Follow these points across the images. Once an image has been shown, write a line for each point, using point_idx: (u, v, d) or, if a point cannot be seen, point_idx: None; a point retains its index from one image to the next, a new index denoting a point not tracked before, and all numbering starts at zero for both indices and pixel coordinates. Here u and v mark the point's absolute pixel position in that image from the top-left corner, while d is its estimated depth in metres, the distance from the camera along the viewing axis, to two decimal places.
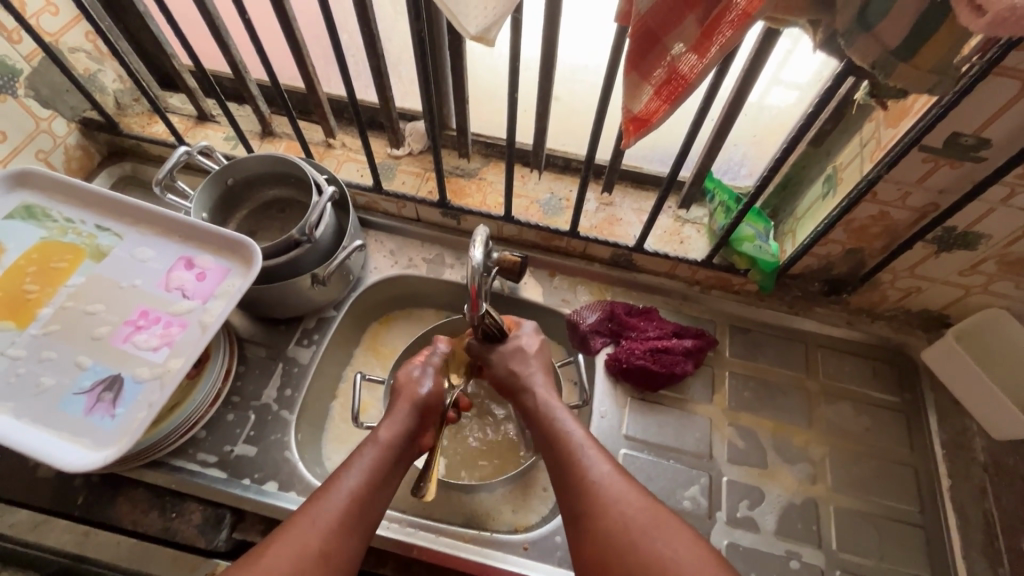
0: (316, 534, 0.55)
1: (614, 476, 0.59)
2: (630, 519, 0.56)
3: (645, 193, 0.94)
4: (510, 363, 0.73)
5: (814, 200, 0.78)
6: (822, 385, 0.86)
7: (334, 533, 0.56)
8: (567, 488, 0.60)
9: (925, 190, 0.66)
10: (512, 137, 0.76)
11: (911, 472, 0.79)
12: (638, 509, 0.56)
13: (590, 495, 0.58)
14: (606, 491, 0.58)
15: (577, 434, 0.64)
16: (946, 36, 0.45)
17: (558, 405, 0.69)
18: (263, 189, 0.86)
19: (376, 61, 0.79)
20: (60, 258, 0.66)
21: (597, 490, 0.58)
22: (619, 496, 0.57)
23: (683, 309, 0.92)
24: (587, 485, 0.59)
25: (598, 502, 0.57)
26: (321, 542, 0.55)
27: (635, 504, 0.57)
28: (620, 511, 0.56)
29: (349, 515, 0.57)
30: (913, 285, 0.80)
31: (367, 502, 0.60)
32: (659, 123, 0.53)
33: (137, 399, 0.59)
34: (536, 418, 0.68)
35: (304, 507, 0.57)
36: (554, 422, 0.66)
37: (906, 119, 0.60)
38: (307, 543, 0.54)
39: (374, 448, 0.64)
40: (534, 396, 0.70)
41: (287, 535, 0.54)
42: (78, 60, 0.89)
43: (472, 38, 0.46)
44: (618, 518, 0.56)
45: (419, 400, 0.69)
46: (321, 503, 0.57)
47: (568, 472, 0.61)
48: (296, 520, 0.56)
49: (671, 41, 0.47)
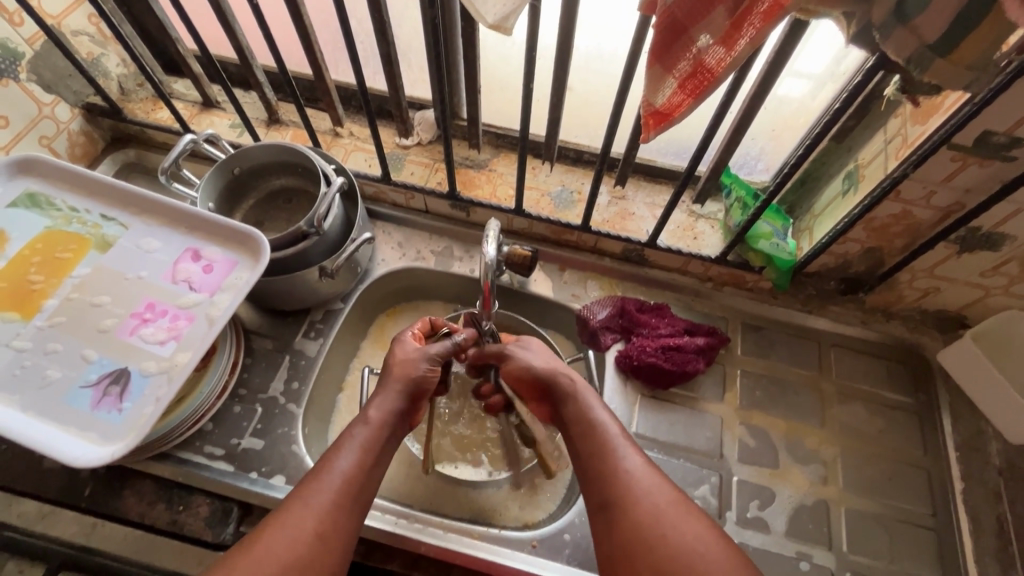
0: (315, 517, 0.54)
1: (647, 470, 0.59)
2: (663, 512, 0.55)
3: (658, 186, 0.92)
4: (535, 354, 0.69)
5: (834, 197, 0.76)
6: (835, 385, 0.84)
7: (332, 514, 0.55)
8: (598, 477, 0.59)
9: (951, 189, 0.64)
10: (525, 129, 0.74)
11: (923, 475, 0.79)
12: (667, 502, 0.56)
13: (625, 486, 0.57)
14: (640, 484, 0.57)
15: (611, 425, 0.63)
16: (987, 31, 0.43)
17: (590, 391, 0.66)
18: (270, 178, 0.85)
19: (386, 48, 0.76)
20: (65, 247, 0.65)
21: (629, 483, 0.57)
22: (650, 490, 0.57)
23: (695, 306, 0.90)
24: (620, 476, 0.58)
25: (632, 494, 0.57)
26: (319, 524, 0.54)
27: (665, 497, 0.57)
28: (651, 503, 0.56)
29: (347, 497, 0.56)
30: (932, 285, 0.78)
31: (364, 485, 0.58)
32: (681, 117, 0.51)
33: (144, 394, 0.58)
34: (568, 402, 0.66)
35: (301, 489, 0.56)
36: (587, 409, 0.64)
37: (936, 115, 0.58)
38: (306, 526, 0.53)
39: (368, 428, 0.62)
40: (566, 379, 0.67)
41: (289, 516, 0.53)
42: (80, 44, 0.87)
43: (490, 26, 0.44)
44: (652, 510, 0.55)
45: (413, 381, 0.66)
46: (319, 484, 0.56)
47: (602, 460, 0.60)
48: (292, 502, 0.55)
49: (697, 33, 0.45)
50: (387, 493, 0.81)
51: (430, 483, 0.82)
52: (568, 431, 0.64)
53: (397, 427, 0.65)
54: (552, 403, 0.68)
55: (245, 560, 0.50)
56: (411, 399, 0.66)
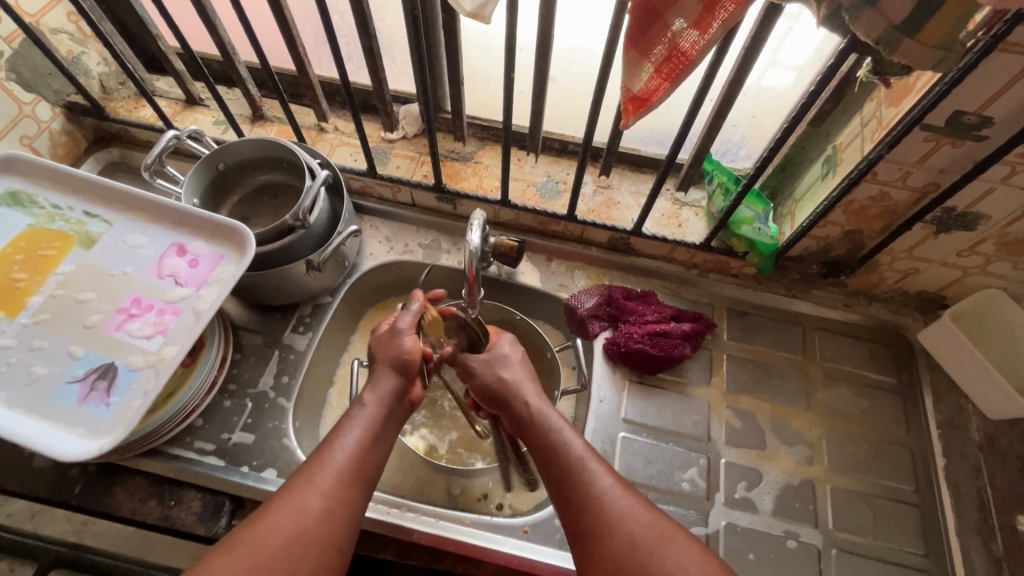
0: (321, 495, 0.54)
1: (620, 492, 0.57)
2: (639, 537, 0.54)
3: (643, 175, 0.93)
4: (492, 374, 0.70)
5: (813, 181, 0.78)
6: (819, 368, 0.86)
7: (340, 491, 0.55)
8: (570, 505, 0.58)
9: (926, 170, 0.65)
10: (509, 119, 0.74)
11: (906, 452, 0.80)
12: (646, 525, 0.55)
13: (597, 512, 0.56)
14: (613, 509, 0.56)
15: (577, 446, 0.61)
16: (952, 9, 0.44)
17: (550, 414, 0.65)
18: (256, 174, 0.85)
19: (368, 41, 0.76)
20: (48, 245, 0.65)
21: (602, 507, 0.56)
22: (626, 513, 0.55)
23: (681, 293, 0.91)
24: (589, 502, 0.56)
25: (604, 522, 0.55)
26: (325, 501, 0.54)
27: (642, 521, 0.55)
28: (627, 529, 0.54)
29: (354, 474, 0.57)
30: (911, 266, 0.80)
31: (367, 461, 0.59)
32: (659, 102, 0.52)
33: (132, 387, 0.58)
34: (530, 428, 0.65)
35: (302, 471, 0.56)
36: (550, 434, 0.63)
37: (909, 97, 0.59)
38: (312, 503, 0.53)
39: (373, 408, 0.63)
40: (524, 403, 0.66)
41: (295, 494, 0.54)
42: (60, 42, 0.86)
43: (467, 14, 0.46)
44: (624, 537, 0.54)
45: (399, 357, 0.67)
46: (324, 465, 0.56)
47: (573, 487, 0.58)
48: (295, 481, 0.55)
49: (672, 17, 0.46)
50: (380, 485, 0.81)
51: (423, 474, 0.82)
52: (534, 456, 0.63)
53: (398, 407, 0.65)
54: (516, 430, 0.67)
55: (250, 533, 0.51)
56: (404, 374, 0.66)
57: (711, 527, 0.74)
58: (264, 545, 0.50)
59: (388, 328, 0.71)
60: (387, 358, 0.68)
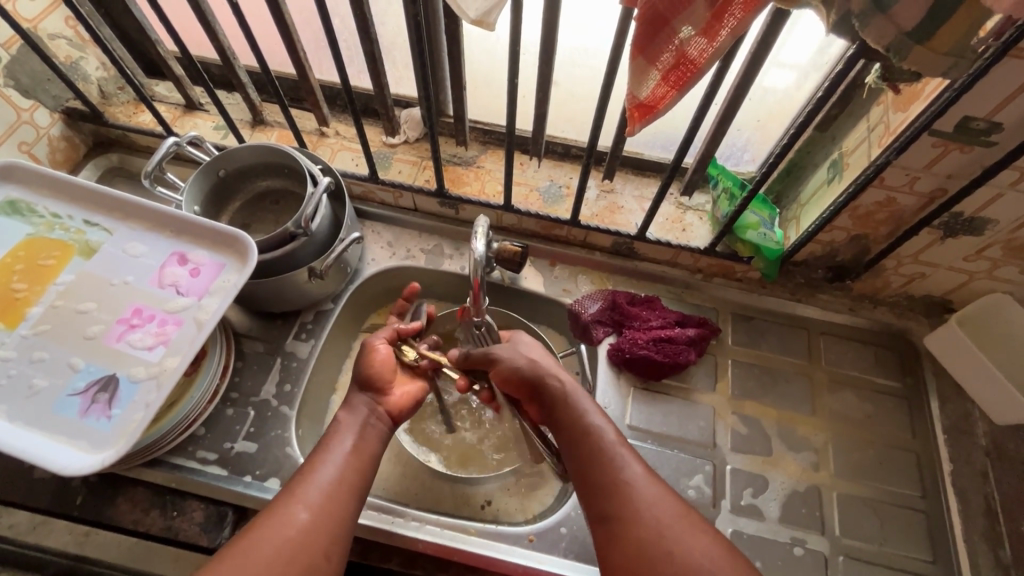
0: (306, 506, 0.54)
1: (647, 479, 0.57)
2: (666, 526, 0.53)
3: (646, 179, 0.93)
4: (522, 358, 0.67)
5: (819, 186, 0.77)
6: (824, 373, 0.85)
7: (328, 503, 0.55)
8: (596, 488, 0.57)
9: (934, 175, 0.65)
10: (512, 123, 0.73)
11: (913, 458, 0.80)
12: (673, 515, 0.54)
13: (622, 496, 0.56)
14: (641, 495, 0.55)
15: (609, 432, 0.61)
16: (964, 16, 0.44)
17: (582, 396, 0.65)
18: (257, 180, 0.84)
19: (370, 46, 0.76)
20: (47, 254, 0.64)
21: (631, 493, 0.56)
22: (653, 501, 0.55)
23: (686, 297, 0.91)
24: (619, 487, 0.56)
25: (630, 506, 0.55)
26: (312, 513, 0.54)
27: (669, 509, 0.55)
28: (655, 516, 0.54)
29: (341, 486, 0.57)
30: (917, 271, 0.79)
31: (355, 471, 0.59)
32: (666, 109, 0.52)
33: (133, 400, 0.57)
34: (560, 407, 0.64)
35: (292, 484, 0.56)
36: (581, 416, 0.63)
37: (917, 103, 0.59)
38: (299, 515, 0.53)
39: (353, 420, 0.63)
40: (552, 381, 0.66)
41: (281, 507, 0.54)
42: (58, 48, 0.86)
43: (472, 21, 0.46)
44: (651, 523, 0.54)
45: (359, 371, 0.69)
46: (311, 478, 0.57)
47: (601, 470, 0.58)
48: (283, 495, 0.55)
49: (679, 24, 0.46)
50: (384, 493, 0.81)
51: (426, 482, 0.82)
52: (560, 436, 0.63)
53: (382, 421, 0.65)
54: (543, 411, 0.66)
55: (241, 546, 0.51)
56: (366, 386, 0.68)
57: None
58: (251, 556, 0.50)
59: (362, 344, 0.71)
60: (359, 376, 0.69)
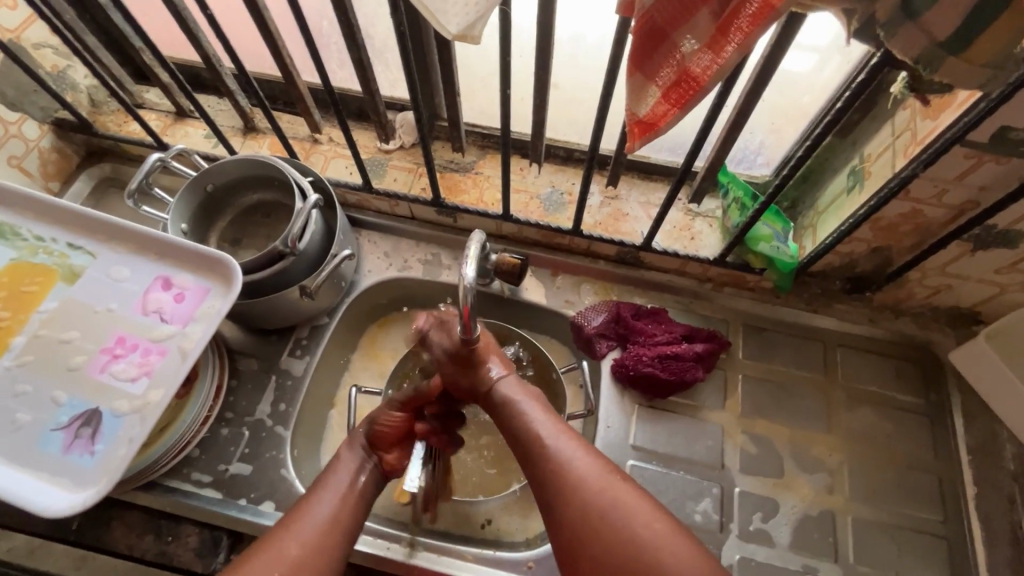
0: (297, 543, 0.56)
1: (584, 462, 0.58)
2: (601, 503, 0.55)
3: (654, 184, 0.88)
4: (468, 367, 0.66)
5: (838, 194, 0.72)
6: (841, 389, 0.81)
7: (316, 546, 0.57)
8: (537, 477, 0.59)
9: (965, 187, 0.59)
10: (507, 131, 0.69)
11: (934, 480, 0.76)
12: (609, 493, 0.55)
13: (562, 483, 0.57)
14: (576, 479, 0.56)
15: (545, 424, 0.61)
16: (1006, 26, 0.38)
17: (524, 393, 0.65)
18: (246, 193, 0.82)
19: (358, 53, 0.72)
20: (31, 281, 0.63)
21: (567, 479, 0.57)
22: (588, 482, 0.56)
23: (693, 308, 0.87)
24: (557, 475, 0.57)
25: (568, 492, 0.56)
26: (299, 554, 0.56)
27: (604, 487, 0.56)
28: (590, 496, 0.55)
29: (330, 529, 0.59)
30: (943, 283, 0.74)
31: (345, 516, 0.61)
32: (668, 127, 0.47)
33: (117, 435, 0.56)
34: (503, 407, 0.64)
35: (283, 521, 0.59)
36: (520, 414, 0.63)
37: (948, 111, 0.53)
38: (289, 551, 0.56)
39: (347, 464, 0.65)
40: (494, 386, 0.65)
41: (273, 541, 0.56)
42: (43, 57, 0.84)
43: (454, 37, 0.42)
44: (588, 504, 0.55)
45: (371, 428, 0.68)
46: (299, 513, 0.59)
47: (537, 462, 0.59)
48: (272, 533, 0.57)
49: (680, 37, 0.41)
50: (382, 513, 0.80)
51: (426, 502, 0.80)
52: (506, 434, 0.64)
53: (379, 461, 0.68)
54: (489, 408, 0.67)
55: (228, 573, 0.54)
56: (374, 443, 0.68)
57: (724, 561, 0.71)
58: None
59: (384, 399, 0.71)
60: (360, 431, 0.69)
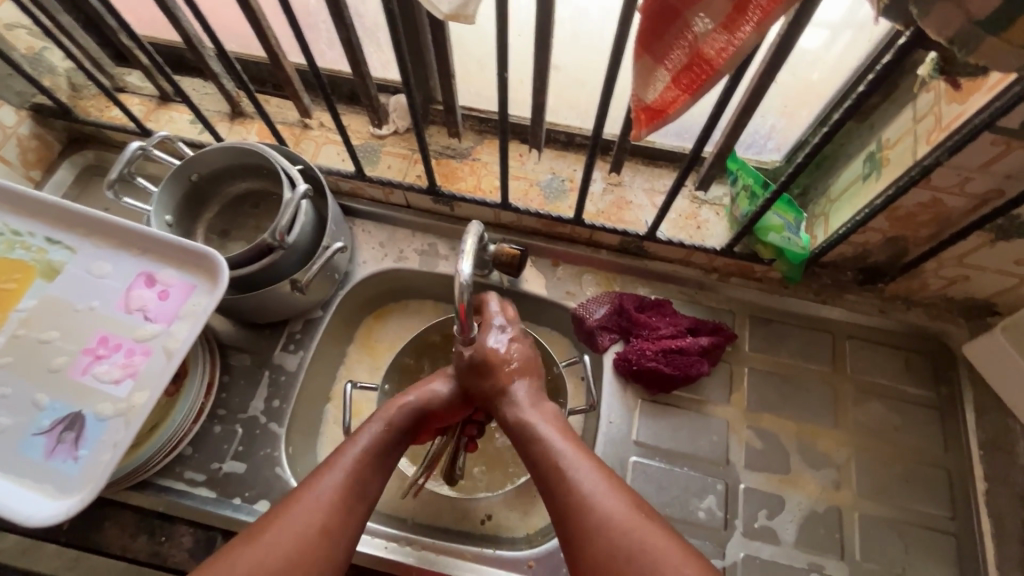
0: (307, 513, 0.53)
1: (608, 494, 0.52)
2: (624, 542, 0.49)
3: (658, 170, 0.85)
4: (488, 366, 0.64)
5: (853, 181, 0.69)
6: (850, 382, 0.79)
7: (327, 515, 0.53)
8: (556, 505, 0.53)
9: (991, 175, 0.56)
10: (505, 116, 0.66)
11: (943, 476, 0.74)
12: (633, 527, 0.50)
13: (581, 514, 0.51)
14: (599, 511, 0.51)
15: (568, 448, 0.56)
16: None
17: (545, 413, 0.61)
18: (234, 183, 0.78)
19: (346, 33, 0.67)
20: (8, 278, 0.60)
21: (589, 509, 0.51)
22: (611, 515, 0.50)
23: (699, 299, 0.84)
24: (578, 506, 0.52)
25: (588, 524, 0.50)
26: (311, 523, 0.52)
27: (628, 522, 0.50)
28: (611, 532, 0.49)
29: (342, 502, 0.54)
30: (960, 274, 0.71)
31: (359, 488, 0.56)
32: (677, 114, 0.44)
33: (101, 439, 0.54)
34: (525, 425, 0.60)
35: (295, 492, 0.55)
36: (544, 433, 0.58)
37: (977, 94, 0.50)
38: (298, 520, 0.52)
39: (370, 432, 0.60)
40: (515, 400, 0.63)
41: (282, 511, 0.53)
42: (16, 38, 0.80)
43: (446, 17, 0.38)
44: (610, 541, 0.49)
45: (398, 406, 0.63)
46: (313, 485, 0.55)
47: (559, 488, 0.54)
48: (283, 505, 0.53)
49: (693, 15, 0.38)
50: (380, 509, 0.78)
51: (425, 498, 0.79)
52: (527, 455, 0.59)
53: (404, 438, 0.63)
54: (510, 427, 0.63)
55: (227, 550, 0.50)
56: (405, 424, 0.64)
57: (728, 559, 0.70)
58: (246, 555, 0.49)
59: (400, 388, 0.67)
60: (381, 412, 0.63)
